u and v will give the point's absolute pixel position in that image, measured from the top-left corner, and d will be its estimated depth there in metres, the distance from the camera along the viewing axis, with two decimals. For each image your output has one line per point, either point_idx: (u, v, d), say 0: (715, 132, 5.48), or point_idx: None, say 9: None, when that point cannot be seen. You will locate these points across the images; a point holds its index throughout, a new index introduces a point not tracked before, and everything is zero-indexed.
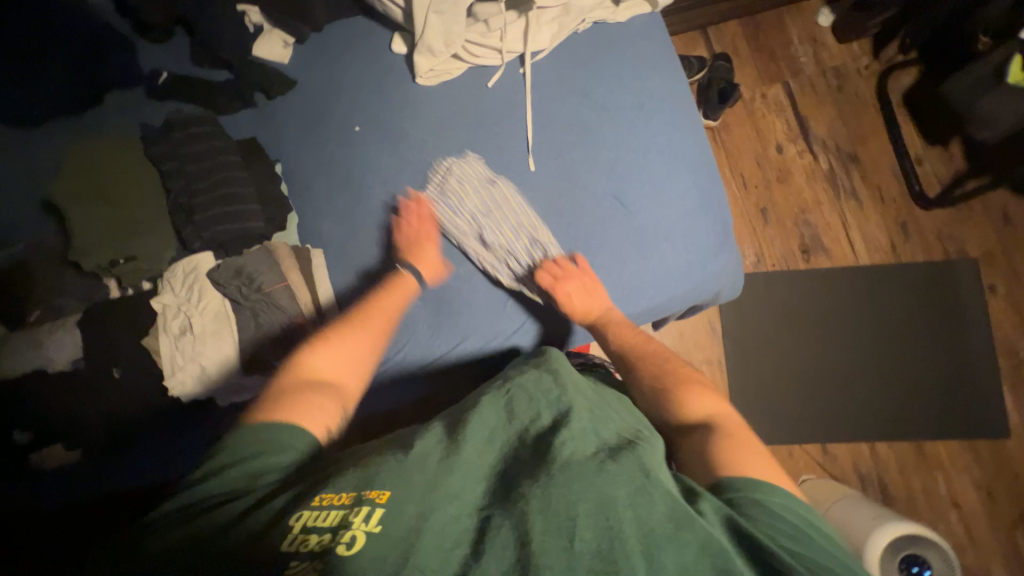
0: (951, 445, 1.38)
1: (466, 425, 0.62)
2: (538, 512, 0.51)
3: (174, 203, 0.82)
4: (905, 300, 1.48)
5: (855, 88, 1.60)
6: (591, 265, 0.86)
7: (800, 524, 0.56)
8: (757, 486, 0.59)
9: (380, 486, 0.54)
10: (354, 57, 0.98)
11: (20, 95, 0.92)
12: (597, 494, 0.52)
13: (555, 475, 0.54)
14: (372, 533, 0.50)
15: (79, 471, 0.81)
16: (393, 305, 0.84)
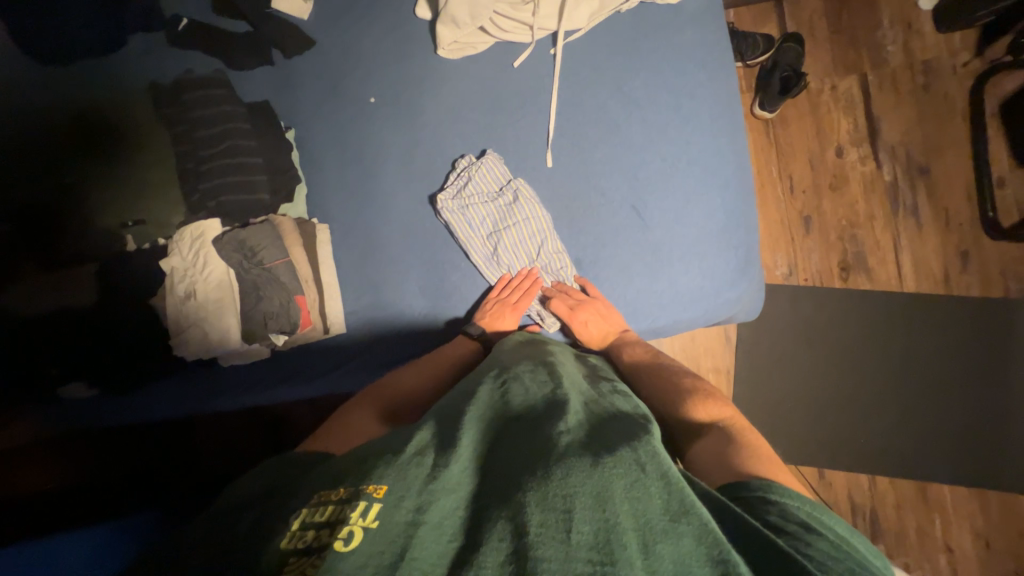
0: (959, 491, 1.32)
1: (460, 415, 0.59)
2: (533, 504, 0.45)
3: (184, 168, 0.84)
4: (947, 335, 1.36)
5: (943, 90, 1.41)
6: (603, 292, 0.86)
7: (799, 509, 0.51)
8: (754, 482, 0.55)
9: (379, 479, 0.47)
10: (377, 21, 0.92)
11: (33, 22, 0.88)
12: (596, 483, 0.46)
13: (552, 464, 0.48)
14: (368, 529, 0.43)
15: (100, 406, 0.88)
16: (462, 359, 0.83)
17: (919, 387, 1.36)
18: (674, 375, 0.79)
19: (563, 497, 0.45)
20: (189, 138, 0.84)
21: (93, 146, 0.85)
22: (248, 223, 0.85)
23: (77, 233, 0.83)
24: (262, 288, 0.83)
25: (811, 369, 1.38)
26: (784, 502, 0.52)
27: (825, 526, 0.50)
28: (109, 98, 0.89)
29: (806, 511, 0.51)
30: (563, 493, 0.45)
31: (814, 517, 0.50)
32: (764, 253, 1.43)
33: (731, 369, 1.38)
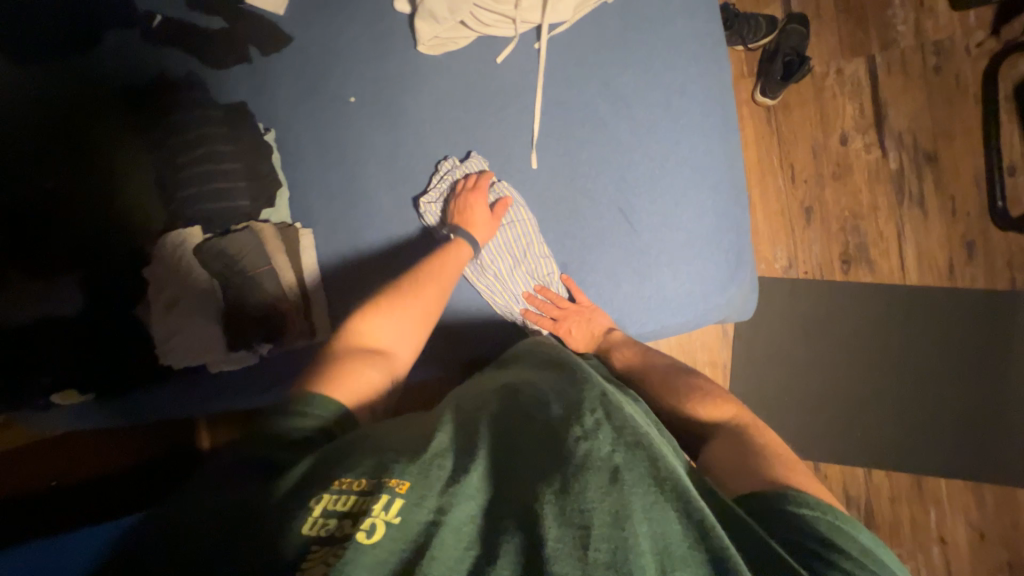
0: (955, 484, 1.30)
1: (479, 419, 0.58)
2: (551, 517, 0.44)
3: (161, 176, 0.84)
4: (948, 328, 1.34)
5: (955, 73, 1.35)
6: (589, 300, 0.89)
7: (822, 520, 0.51)
8: (776, 493, 0.54)
9: (401, 475, 0.49)
10: (354, 16, 0.89)
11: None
12: (615, 501, 0.45)
13: (570, 477, 0.47)
14: (390, 524, 0.44)
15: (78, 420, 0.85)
16: (451, 270, 0.83)
17: (919, 380, 1.34)
18: (662, 377, 0.77)
19: (580, 513, 0.44)
20: (168, 144, 0.83)
21: (66, 155, 0.84)
22: (230, 231, 0.84)
23: (55, 243, 0.81)
24: (246, 296, 0.83)
25: (810, 363, 1.35)
26: (807, 513, 0.51)
27: (847, 537, 0.49)
28: (76, 99, 0.86)
29: (828, 521, 0.50)
30: (581, 509, 0.45)
31: (837, 529, 0.50)
32: (763, 246, 1.39)
33: (728, 363, 1.35)
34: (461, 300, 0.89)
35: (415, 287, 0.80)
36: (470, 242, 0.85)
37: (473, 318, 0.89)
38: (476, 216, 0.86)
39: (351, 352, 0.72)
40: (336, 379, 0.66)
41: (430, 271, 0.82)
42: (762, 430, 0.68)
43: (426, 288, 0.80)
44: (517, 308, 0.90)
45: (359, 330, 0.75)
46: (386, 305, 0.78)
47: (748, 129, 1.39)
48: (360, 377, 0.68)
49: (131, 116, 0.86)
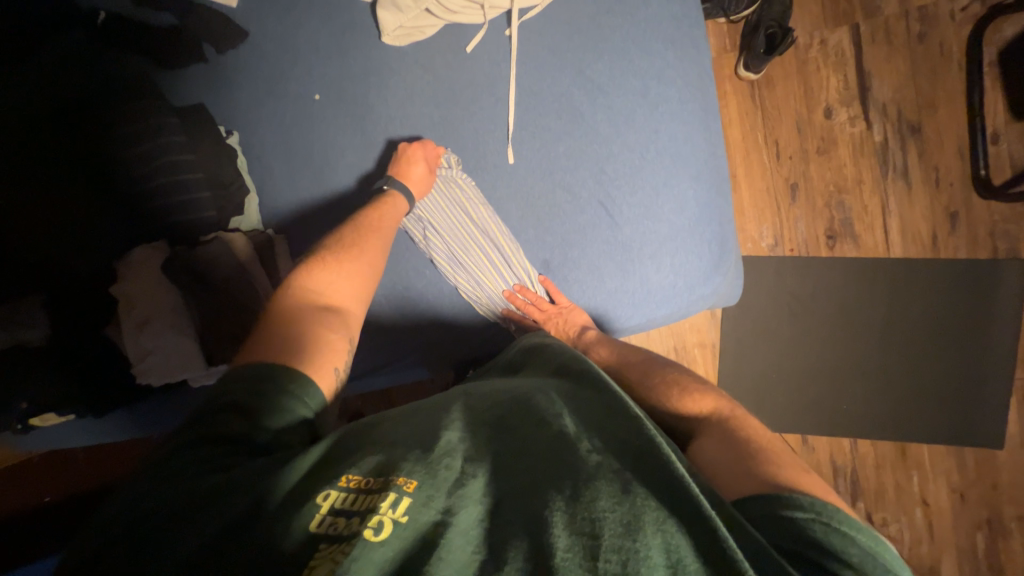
0: (937, 449, 1.34)
1: (487, 417, 0.57)
2: (561, 525, 0.44)
3: (119, 189, 0.79)
4: (931, 299, 1.35)
5: (939, 40, 1.33)
6: (569, 299, 0.90)
7: (817, 524, 0.50)
8: (771, 496, 0.54)
9: (409, 473, 0.48)
10: (311, 9, 0.86)
11: None
12: (626, 511, 0.45)
13: (581, 487, 0.47)
14: (399, 523, 0.44)
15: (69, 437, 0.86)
16: (389, 220, 0.81)
17: (902, 351, 1.36)
18: (639, 374, 0.80)
19: (591, 521, 0.44)
20: (126, 156, 0.78)
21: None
22: (198, 243, 0.82)
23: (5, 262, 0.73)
24: (227, 311, 0.82)
25: (798, 341, 1.37)
26: (801, 518, 0.50)
27: (846, 542, 0.48)
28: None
29: (823, 525, 0.49)
30: (592, 518, 0.44)
31: (831, 532, 0.49)
32: (749, 225, 1.38)
33: (717, 343, 1.36)
34: (442, 303, 0.87)
35: (361, 243, 0.77)
36: (405, 194, 0.83)
37: (457, 318, 0.88)
38: (409, 167, 0.83)
39: (315, 317, 0.68)
40: (304, 349, 0.63)
41: (372, 222, 0.80)
42: (742, 419, 0.69)
43: (369, 241, 0.78)
44: (499, 306, 0.90)
45: (320, 292, 0.71)
46: (333, 263, 0.74)
47: (731, 105, 1.36)
48: (329, 344, 0.66)
49: (76, 120, 0.77)
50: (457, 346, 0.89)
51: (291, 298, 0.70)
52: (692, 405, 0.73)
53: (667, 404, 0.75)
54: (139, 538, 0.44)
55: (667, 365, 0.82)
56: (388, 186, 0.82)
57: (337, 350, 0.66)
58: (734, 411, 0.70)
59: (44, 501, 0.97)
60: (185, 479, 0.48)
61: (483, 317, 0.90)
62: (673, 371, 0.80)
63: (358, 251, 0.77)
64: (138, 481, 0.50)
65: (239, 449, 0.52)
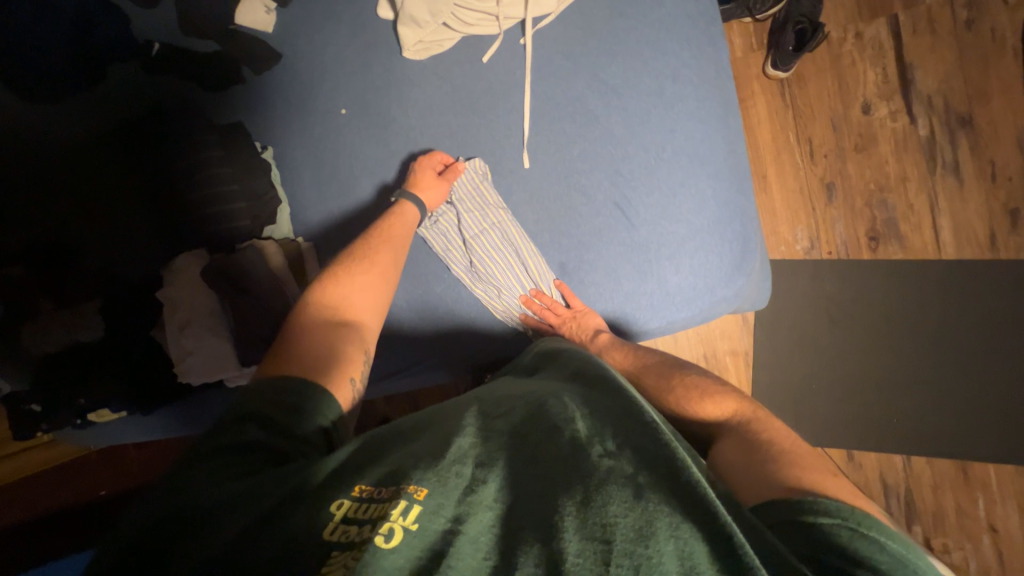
0: (1004, 468, 1.22)
1: (499, 423, 0.57)
2: (572, 530, 0.43)
3: (163, 203, 0.87)
4: (990, 303, 1.25)
5: (989, 27, 1.25)
6: (587, 304, 0.89)
7: (844, 530, 0.47)
8: (792, 500, 0.51)
9: (419, 481, 0.48)
10: (337, 29, 0.91)
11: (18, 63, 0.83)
12: (638, 516, 0.44)
13: (592, 491, 0.46)
14: (409, 531, 0.43)
15: (114, 434, 0.92)
16: (403, 229, 0.83)
17: (958, 359, 1.25)
18: (657, 378, 0.77)
19: (603, 527, 0.43)
20: (172, 173, 0.85)
21: (83, 198, 0.87)
22: (235, 249, 0.87)
23: (83, 274, 0.85)
24: (254, 313, 0.84)
25: (838, 350, 1.29)
26: (825, 523, 0.48)
27: (875, 548, 0.45)
28: (80, 127, 0.89)
29: (850, 531, 0.47)
30: (603, 522, 0.43)
31: (860, 537, 0.46)
32: (782, 227, 1.32)
33: (749, 350, 1.29)
34: (459, 306, 0.89)
35: (378, 245, 0.81)
36: (418, 203, 0.85)
37: (474, 322, 0.89)
38: (420, 176, 0.86)
39: (333, 332, 0.70)
40: (326, 361, 0.66)
41: (383, 234, 0.82)
42: (767, 422, 0.66)
43: (388, 243, 0.81)
44: (515, 312, 0.90)
45: (339, 305, 0.74)
46: (354, 267, 0.78)
47: (759, 105, 1.32)
48: (348, 359, 0.68)
49: (134, 145, 0.88)
50: (475, 348, 0.90)
51: (314, 310, 0.73)
52: (714, 410, 0.70)
53: (686, 410, 0.72)
54: (178, 528, 0.46)
55: (685, 366, 0.78)
56: (400, 197, 0.85)
57: (356, 363, 0.69)
58: (757, 413, 0.68)
59: (100, 495, 1.04)
60: (222, 480, 0.50)
61: (501, 320, 0.90)
62: (693, 373, 0.76)
63: (379, 251, 0.80)
64: (155, 490, 0.51)
65: (261, 456, 0.53)
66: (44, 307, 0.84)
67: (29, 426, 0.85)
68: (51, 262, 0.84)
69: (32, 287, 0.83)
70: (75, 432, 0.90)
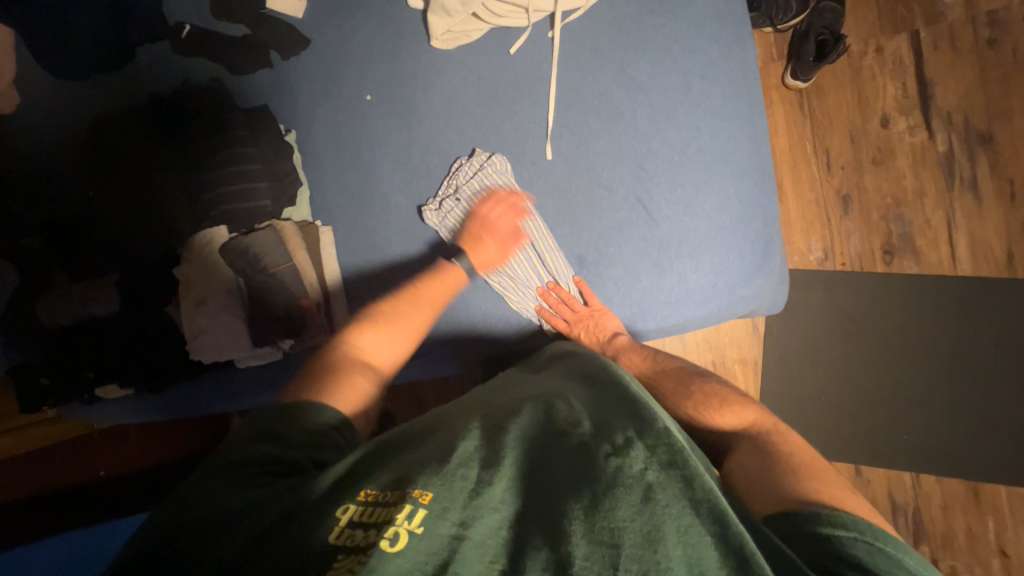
0: (1017, 491, 1.20)
1: (506, 424, 0.55)
2: (579, 533, 0.42)
3: (186, 181, 0.87)
4: (1006, 322, 1.24)
5: (1011, 46, 1.26)
6: (604, 305, 0.88)
7: (860, 543, 0.46)
8: (805, 513, 0.50)
9: (424, 486, 0.47)
10: (367, 17, 0.92)
11: (57, 44, 0.87)
12: (647, 520, 0.42)
13: (600, 494, 0.45)
14: (414, 535, 0.42)
15: (112, 415, 0.90)
16: (445, 291, 0.84)
17: (972, 379, 1.24)
18: (676, 381, 0.76)
19: (611, 531, 0.42)
20: (195, 152, 0.86)
21: (104, 174, 0.87)
22: (252, 230, 0.86)
23: (100, 249, 0.86)
24: (271, 296, 0.85)
25: (850, 363, 1.27)
26: (842, 536, 0.47)
27: (893, 564, 0.44)
28: (105, 108, 0.89)
29: (867, 545, 0.46)
30: (612, 526, 0.42)
31: (876, 551, 0.45)
32: (796, 237, 1.31)
33: (758, 360, 1.28)
34: (474, 297, 0.88)
35: (423, 298, 0.82)
36: (469, 270, 0.86)
37: (489, 313, 0.88)
38: (484, 246, 0.87)
39: (347, 361, 0.72)
40: (332, 384, 0.68)
41: (426, 296, 0.82)
42: (781, 434, 0.66)
43: (433, 304, 0.83)
44: (531, 305, 0.90)
45: (357, 342, 0.76)
46: (393, 317, 0.80)
47: (777, 115, 1.32)
48: (354, 384, 0.69)
49: (160, 123, 0.88)
50: (488, 338, 0.89)
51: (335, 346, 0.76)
52: (729, 420, 0.70)
53: (703, 415, 0.71)
54: (185, 531, 0.48)
55: (704, 374, 0.78)
56: (451, 260, 0.86)
57: (362, 388, 0.70)
58: (775, 425, 0.68)
59: (99, 475, 1.01)
60: (237, 489, 0.52)
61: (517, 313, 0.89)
62: (711, 381, 0.75)
63: (425, 308, 0.82)
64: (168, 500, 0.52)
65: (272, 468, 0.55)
66: (62, 280, 0.85)
67: (38, 400, 0.85)
68: (74, 235, 0.86)
69: (52, 261, 0.85)
70: (79, 407, 0.89)
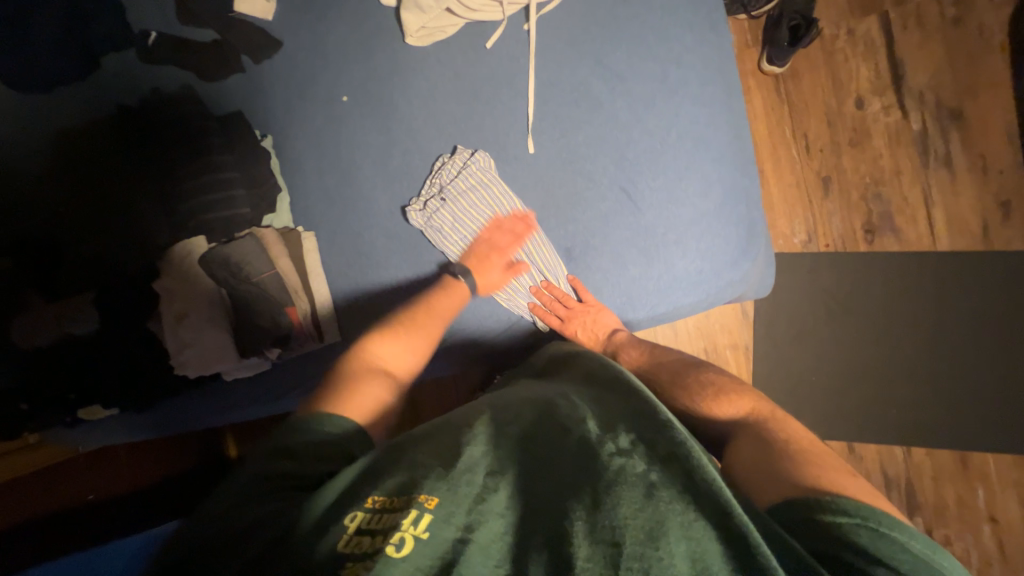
0: (1003, 457, 1.23)
1: (510, 429, 0.55)
2: (582, 535, 0.42)
3: (160, 192, 0.85)
4: (985, 294, 1.27)
5: (976, 24, 1.29)
6: (598, 302, 0.88)
7: (863, 530, 0.46)
8: (809, 501, 0.50)
9: (430, 490, 0.46)
10: (339, 17, 0.91)
11: (15, 57, 0.84)
12: (649, 517, 0.42)
13: (602, 493, 0.45)
14: (420, 540, 0.42)
15: (93, 437, 0.87)
16: (455, 305, 0.82)
17: (955, 351, 1.26)
18: (671, 373, 0.78)
19: (613, 529, 0.42)
20: (169, 161, 0.84)
21: (75, 189, 0.84)
22: (232, 239, 0.84)
23: (75, 267, 0.83)
24: (255, 305, 0.83)
25: (838, 342, 1.29)
26: (846, 523, 0.47)
27: (896, 548, 0.45)
28: (71, 122, 0.86)
29: (871, 530, 0.46)
30: (614, 525, 0.42)
31: (880, 537, 0.46)
32: (780, 221, 1.32)
33: (749, 345, 1.29)
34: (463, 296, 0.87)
35: (430, 311, 0.80)
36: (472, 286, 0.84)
37: (479, 311, 0.87)
38: (487, 264, 0.86)
39: (358, 373, 0.70)
40: (344, 397, 0.65)
41: (434, 306, 0.80)
42: (780, 422, 0.65)
43: (438, 318, 0.80)
44: (524, 303, 0.89)
45: (368, 353, 0.73)
46: (402, 331, 0.77)
47: (755, 101, 1.33)
48: (366, 394, 0.67)
49: (130, 134, 0.86)
50: (480, 336, 0.88)
51: (345, 359, 0.73)
52: (728, 409, 0.69)
53: (701, 405, 0.71)
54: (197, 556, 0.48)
55: (701, 366, 0.78)
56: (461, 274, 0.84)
57: (376, 397, 0.67)
58: (773, 413, 0.67)
59: (88, 500, 0.95)
60: (240, 506, 0.51)
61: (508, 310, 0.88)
62: (708, 371, 0.76)
63: (432, 319, 0.79)
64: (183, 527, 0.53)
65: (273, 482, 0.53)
66: (36, 301, 0.82)
67: (16, 426, 0.82)
68: (45, 254, 0.83)
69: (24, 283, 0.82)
70: (59, 432, 0.86)
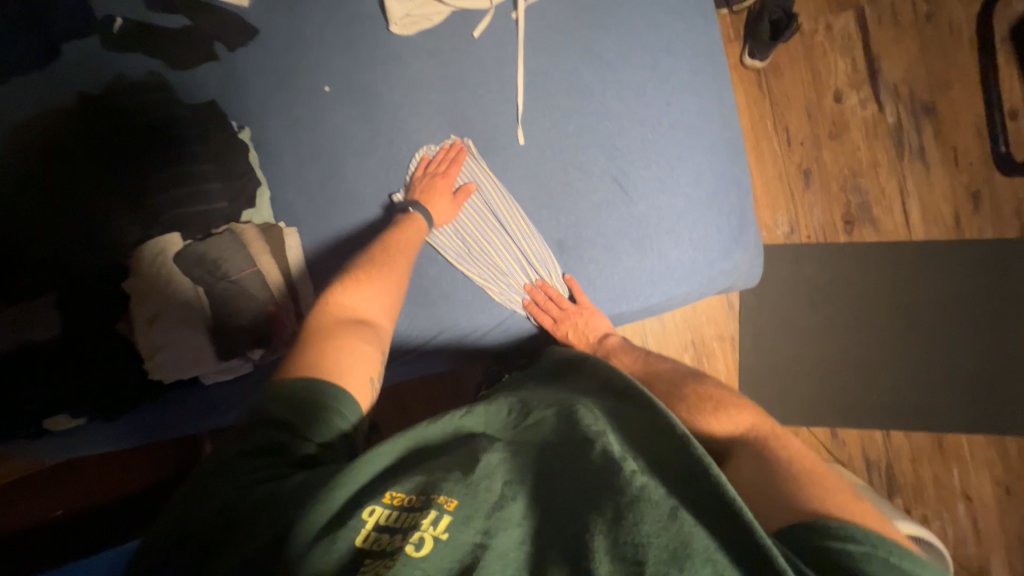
0: (976, 439, 1.28)
1: (527, 438, 0.53)
2: (603, 551, 0.40)
3: (128, 186, 0.80)
4: (958, 281, 1.32)
5: (946, 21, 1.33)
6: (591, 306, 0.87)
7: (872, 557, 0.46)
8: (816, 525, 0.50)
9: (449, 491, 0.45)
10: (319, 3, 0.87)
11: None
12: (673, 536, 0.41)
13: (624, 507, 0.43)
14: (440, 541, 0.41)
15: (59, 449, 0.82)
16: (414, 240, 0.79)
17: (931, 337, 1.31)
18: (668, 383, 0.76)
19: (634, 546, 0.40)
20: (139, 153, 0.80)
21: (32, 183, 0.78)
22: (208, 236, 0.81)
23: (33, 268, 0.77)
24: (235, 304, 0.80)
25: (821, 330, 1.32)
26: (856, 549, 0.47)
27: None
28: (28, 111, 0.80)
29: (880, 558, 0.46)
30: (635, 542, 0.40)
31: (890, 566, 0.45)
32: (763, 213, 1.34)
33: (736, 335, 1.30)
34: (455, 291, 0.84)
35: (393, 251, 0.77)
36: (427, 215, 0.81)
37: (470, 305, 0.85)
38: (437, 197, 0.83)
39: (337, 329, 0.65)
40: (329, 360, 0.61)
41: (395, 245, 0.77)
42: (781, 438, 0.66)
43: (401, 255, 0.77)
44: (518, 299, 0.87)
45: (339, 303, 0.69)
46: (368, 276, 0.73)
47: (738, 94, 1.34)
48: (356, 354, 0.63)
49: (92, 123, 0.80)
50: (472, 332, 0.85)
51: (315, 314, 0.69)
52: (725, 425, 0.68)
53: (698, 417, 0.70)
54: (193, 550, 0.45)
55: (699, 377, 0.78)
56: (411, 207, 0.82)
57: (369, 362, 0.64)
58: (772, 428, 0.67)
59: (57, 515, 0.91)
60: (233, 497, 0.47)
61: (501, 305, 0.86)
62: (707, 384, 0.75)
63: (395, 258, 0.76)
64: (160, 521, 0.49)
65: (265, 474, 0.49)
66: None
67: None
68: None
69: None
70: (19, 444, 0.80)
